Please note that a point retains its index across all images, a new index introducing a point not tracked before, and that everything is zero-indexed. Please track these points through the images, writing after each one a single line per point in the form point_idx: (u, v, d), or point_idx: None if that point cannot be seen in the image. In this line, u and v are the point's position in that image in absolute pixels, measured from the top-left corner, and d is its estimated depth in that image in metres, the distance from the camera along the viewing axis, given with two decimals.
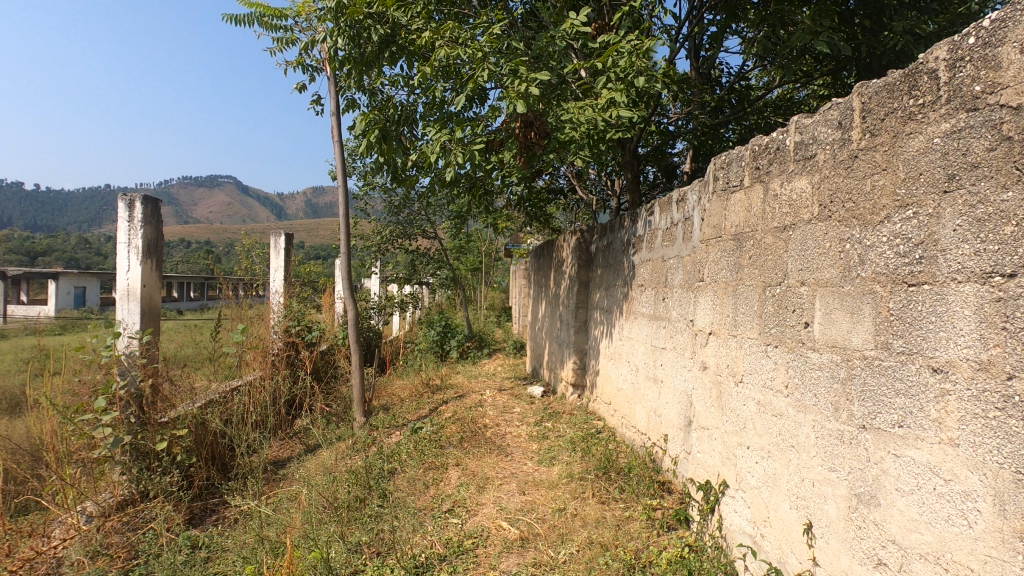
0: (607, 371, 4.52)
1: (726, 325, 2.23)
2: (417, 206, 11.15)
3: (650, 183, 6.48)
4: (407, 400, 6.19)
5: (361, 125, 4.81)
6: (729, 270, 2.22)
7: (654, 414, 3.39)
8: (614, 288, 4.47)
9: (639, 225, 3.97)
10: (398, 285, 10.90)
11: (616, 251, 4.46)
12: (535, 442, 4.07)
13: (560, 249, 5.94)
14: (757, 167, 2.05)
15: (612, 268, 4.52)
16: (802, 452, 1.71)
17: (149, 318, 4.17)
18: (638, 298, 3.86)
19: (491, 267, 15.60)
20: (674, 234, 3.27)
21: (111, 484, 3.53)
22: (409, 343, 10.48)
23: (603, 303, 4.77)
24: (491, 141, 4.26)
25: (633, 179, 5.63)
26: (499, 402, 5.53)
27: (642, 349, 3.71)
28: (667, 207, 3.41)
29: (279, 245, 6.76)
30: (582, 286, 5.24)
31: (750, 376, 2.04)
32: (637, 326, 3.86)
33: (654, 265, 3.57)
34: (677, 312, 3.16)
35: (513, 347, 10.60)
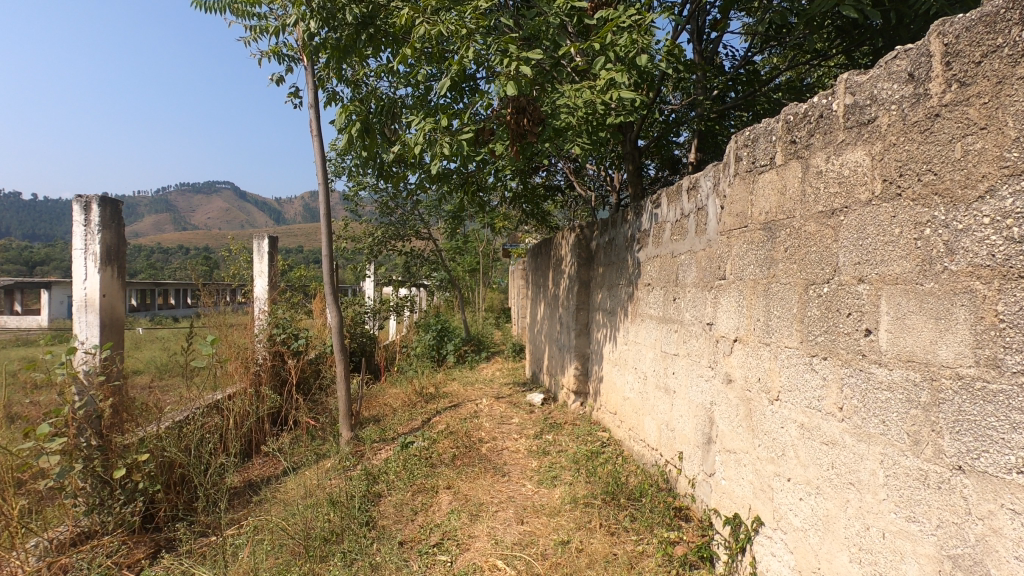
0: (612, 378, 4.17)
1: (755, 331, 1.88)
2: (410, 206, 10.80)
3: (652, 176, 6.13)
4: (400, 410, 5.84)
5: (341, 117, 4.45)
6: (758, 266, 1.87)
7: (666, 428, 3.04)
8: (617, 288, 4.11)
9: (644, 218, 3.62)
10: (392, 288, 10.55)
11: (619, 248, 4.10)
12: (534, 459, 3.71)
13: (558, 247, 5.59)
14: (792, 141, 1.70)
15: (615, 267, 4.17)
16: (865, 493, 1.36)
17: (111, 330, 3.82)
18: (644, 299, 3.51)
19: (490, 268, 15.23)
20: (686, 227, 2.92)
21: (65, 518, 3.18)
22: (405, 348, 10.12)
23: (606, 304, 4.42)
24: (481, 130, 3.90)
25: (636, 171, 5.29)
26: (496, 412, 5.18)
27: (651, 355, 3.36)
28: (677, 199, 3.06)
29: (262, 250, 6.36)
30: (582, 286, 4.89)
31: (789, 392, 1.69)
32: (644, 329, 3.51)
33: (663, 263, 3.22)
34: (690, 315, 2.81)
35: (512, 350, 10.25)
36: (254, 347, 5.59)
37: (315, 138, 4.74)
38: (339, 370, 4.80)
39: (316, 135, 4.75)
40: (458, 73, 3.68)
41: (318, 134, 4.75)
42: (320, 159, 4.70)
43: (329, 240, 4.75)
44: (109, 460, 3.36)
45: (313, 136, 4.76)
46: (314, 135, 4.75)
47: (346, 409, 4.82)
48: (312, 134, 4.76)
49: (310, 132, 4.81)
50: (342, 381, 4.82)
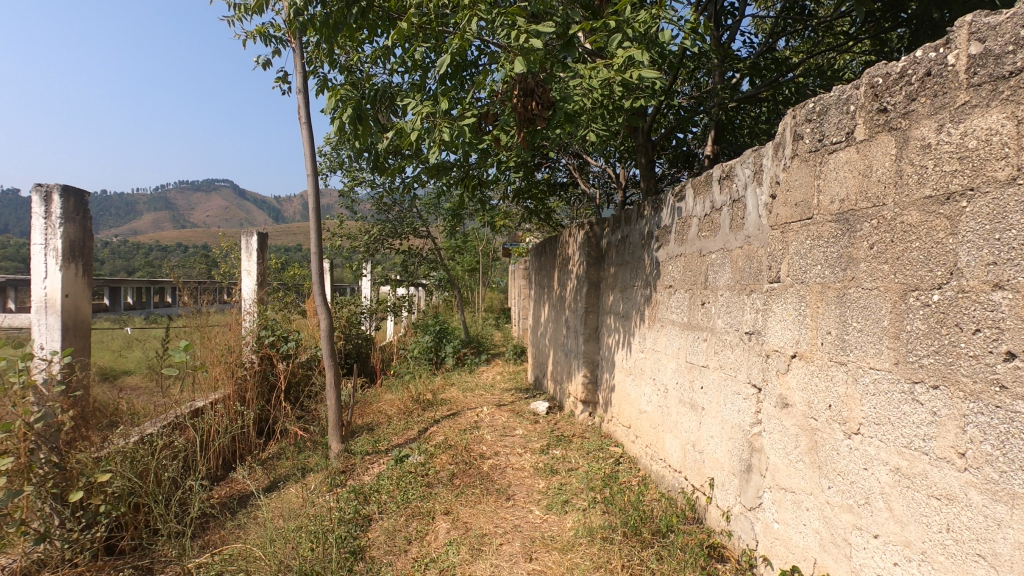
0: (626, 389, 3.82)
1: (824, 347, 1.53)
2: (408, 203, 10.44)
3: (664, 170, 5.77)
4: (395, 419, 5.49)
5: (331, 101, 4.08)
6: (828, 267, 1.53)
7: (692, 449, 2.70)
8: (632, 290, 3.76)
9: (664, 213, 3.27)
10: (389, 287, 10.21)
11: (634, 246, 3.75)
12: (541, 479, 3.36)
13: (564, 246, 5.24)
14: (879, 111, 1.36)
15: (629, 267, 3.82)
16: (1006, 572, 1.02)
17: (75, 334, 3.46)
18: (665, 303, 3.16)
19: (489, 268, 14.86)
20: (718, 223, 2.57)
21: (16, 545, 2.82)
22: (402, 350, 9.76)
23: (618, 307, 4.07)
24: (484, 116, 3.54)
25: (649, 164, 4.94)
26: (497, 422, 4.83)
27: (673, 366, 3.01)
28: (707, 191, 2.72)
29: (250, 246, 6.02)
30: (591, 287, 4.54)
31: (875, 426, 1.34)
32: (664, 335, 3.16)
33: (688, 263, 2.88)
34: (723, 322, 2.47)
35: (514, 352, 9.89)
36: (239, 351, 5.24)
37: (304, 125, 4.35)
38: (328, 377, 4.44)
39: (304, 121, 4.36)
40: (459, 50, 3.32)
41: (307, 120, 4.36)
42: (309, 148, 4.31)
43: (317, 236, 4.37)
44: (68, 480, 3.00)
45: (301, 123, 4.37)
46: (303, 121, 4.37)
47: (336, 419, 4.47)
48: (300, 121, 4.38)
49: (298, 118, 4.43)
50: (332, 389, 4.46)
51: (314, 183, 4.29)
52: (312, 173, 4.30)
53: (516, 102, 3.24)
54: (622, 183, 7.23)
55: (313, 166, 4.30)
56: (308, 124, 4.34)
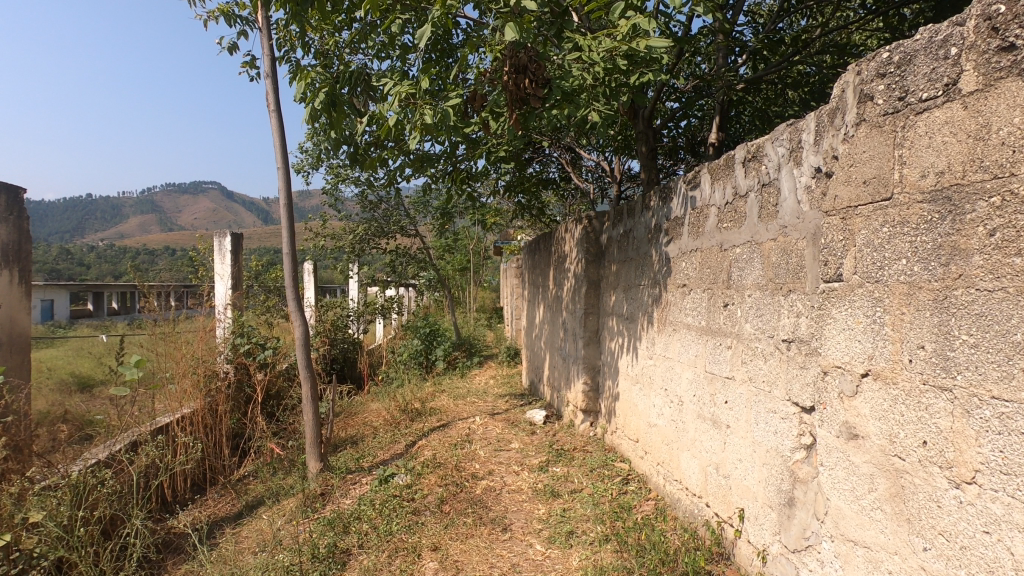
0: (632, 398, 3.47)
1: (915, 365, 1.18)
2: (395, 200, 10.05)
3: (667, 162, 5.41)
4: (382, 431, 5.12)
5: (301, 85, 3.69)
6: (919, 261, 1.17)
7: (715, 472, 2.35)
8: (637, 290, 3.41)
9: (674, 203, 2.92)
10: (377, 288, 9.83)
11: (639, 241, 3.39)
12: (541, 504, 3.00)
13: (560, 242, 4.88)
14: (1001, 49, 1.01)
15: (634, 264, 3.46)
16: None
17: (10, 349, 3.06)
18: (678, 305, 2.81)
19: (480, 267, 14.48)
20: (744, 212, 2.22)
21: None
22: (391, 354, 9.36)
23: (622, 308, 3.72)
24: (471, 97, 3.16)
25: (651, 153, 4.59)
26: (491, 433, 4.47)
27: (689, 376, 2.66)
28: (729, 177, 2.36)
29: (224, 248, 5.62)
30: (591, 286, 4.19)
31: (1002, 476, 0.99)
32: (678, 340, 2.81)
33: (706, 260, 2.52)
34: (754, 327, 2.12)
35: (507, 354, 9.53)
36: (211, 361, 4.84)
37: (273, 113, 3.95)
38: (305, 389, 4.05)
39: (273, 109, 3.96)
40: (441, 21, 2.94)
41: (277, 107, 3.96)
42: (280, 138, 3.91)
43: (290, 235, 3.97)
44: None
45: (270, 110, 3.97)
46: (272, 109, 3.97)
47: (315, 434, 4.08)
48: (269, 109, 3.98)
49: (266, 105, 4.04)
50: (308, 402, 4.07)
51: (284, 175, 3.89)
52: (282, 164, 3.90)
53: (507, 80, 2.87)
54: (618, 177, 7.14)
55: (284, 157, 3.90)
56: (278, 111, 3.94)
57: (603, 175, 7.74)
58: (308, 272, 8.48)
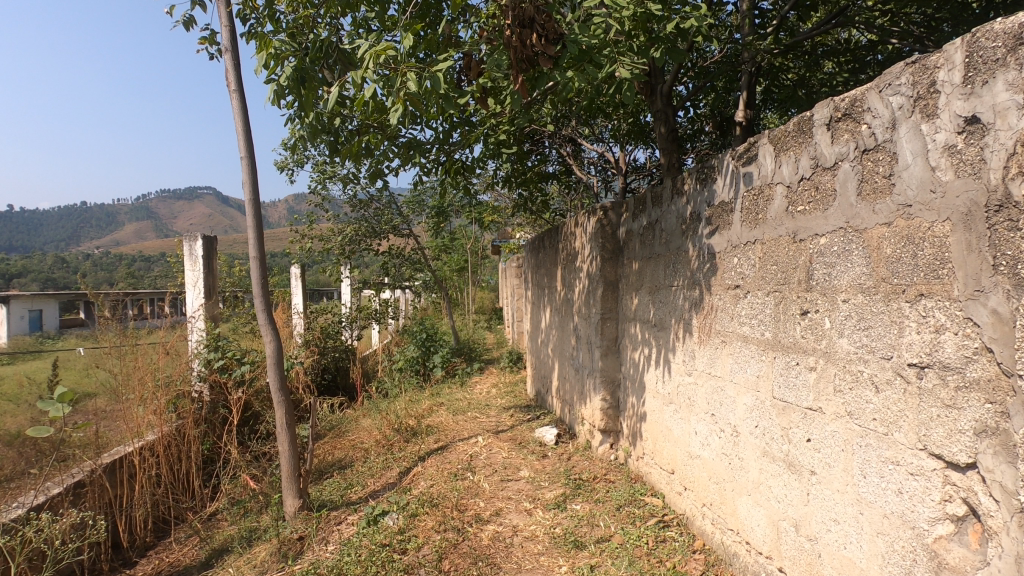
0: (664, 420, 2.93)
1: None
2: (386, 199, 9.51)
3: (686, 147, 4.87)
4: (373, 454, 4.57)
5: (263, 56, 3.11)
6: None
7: (793, 531, 1.82)
8: (668, 291, 2.86)
9: (719, 185, 2.37)
10: (370, 292, 9.29)
11: (670, 234, 2.84)
12: (562, 560, 2.47)
13: (569, 238, 4.32)
14: None
15: (664, 262, 2.91)
16: None
17: None
18: (728, 311, 2.26)
19: (478, 267, 13.92)
20: (833, 189, 1.67)
21: None
22: (385, 362, 8.81)
23: (647, 313, 3.17)
24: (465, 64, 2.61)
25: (671, 134, 4.04)
26: (496, 458, 3.92)
27: (748, 401, 2.11)
28: (802, 146, 1.82)
29: (195, 252, 5.06)
30: (608, 287, 3.63)
31: None
32: (729, 355, 2.26)
33: (770, 254, 1.98)
34: (854, 344, 1.57)
35: (509, 359, 8.98)
36: (177, 381, 4.30)
37: (234, 93, 3.39)
38: (278, 415, 3.45)
39: (235, 88, 3.40)
40: None
41: (239, 87, 3.40)
42: (242, 122, 3.35)
43: (256, 234, 3.39)
44: None
45: (231, 90, 3.41)
46: (233, 88, 3.40)
47: (292, 467, 3.49)
48: (230, 88, 3.42)
49: (227, 85, 3.47)
50: (282, 430, 3.48)
51: (249, 164, 3.33)
52: (246, 152, 3.33)
53: (510, 36, 2.32)
54: (622, 168, 6.66)
55: (247, 144, 3.33)
56: (240, 91, 3.37)
57: (607, 169, 7.22)
58: (295, 277, 7.94)
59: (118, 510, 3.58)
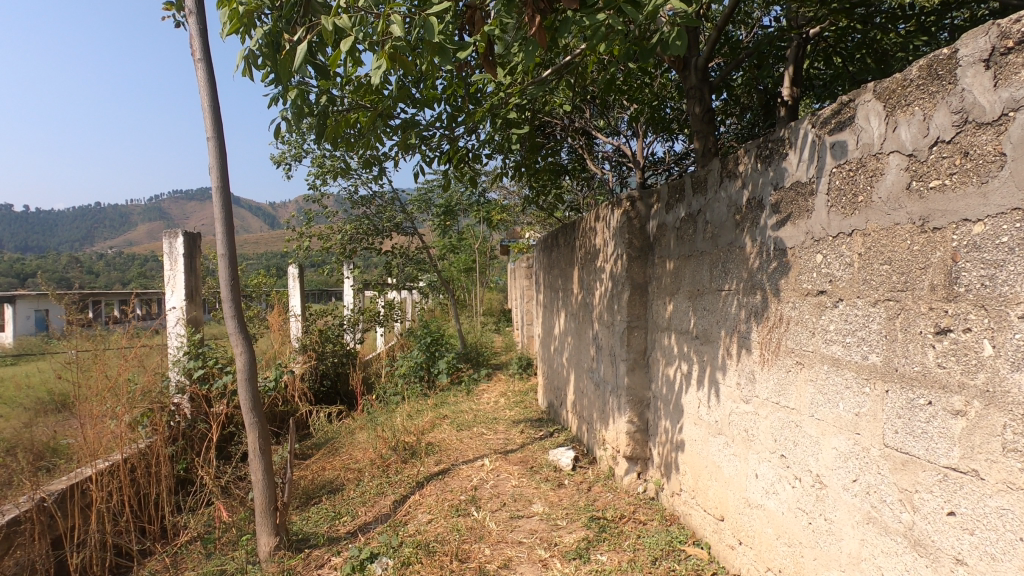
0: (709, 453, 2.41)
1: None
2: (389, 195, 9.03)
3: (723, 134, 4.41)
4: (367, 476, 4.08)
5: (228, 16, 2.62)
6: None
7: None
8: (716, 297, 2.34)
9: (791, 163, 1.86)
10: (373, 294, 8.83)
11: (718, 227, 2.32)
12: None
13: (588, 234, 3.82)
14: None
15: (709, 261, 2.40)
16: None
17: None
18: (807, 325, 1.74)
19: (487, 267, 13.43)
20: (999, 153, 1.14)
21: None
22: (388, 368, 8.35)
23: (686, 321, 2.65)
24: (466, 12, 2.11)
25: (708, 114, 3.51)
26: (504, 487, 3.42)
27: (840, 446, 1.59)
28: (936, 96, 1.29)
29: (175, 250, 4.60)
30: (635, 291, 3.11)
31: None
32: (808, 382, 1.74)
33: (879, 248, 1.46)
34: None
35: (519, 366, 8.48)
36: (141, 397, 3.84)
37: (199, 63, 2.91)
38: (249, 440, 2.94)
39: (199, 58, 2.91)
40: None
41: (204, 56, 2.92)
42: (209, 98, 2.89)
43: (225, 227, 2.90)
44: None
45: (195, 60, 2.92)
46: (198, 58, 2.91)
47: (266, 500, 2.98)
48: (194, 58, 2.93)
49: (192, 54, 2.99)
50: (254, 457, 2.96)
51: (217, 147, 2.91)
52: (214, 133, 2.91)
53: None
54: (640, 162, 6.17)
55: (216, 124, 2.92)
56: (206, 61, 2.89)
57: (623, 163, 6.70)
58: (293, 278, 7.50)
59: (70, 547, 3.12)
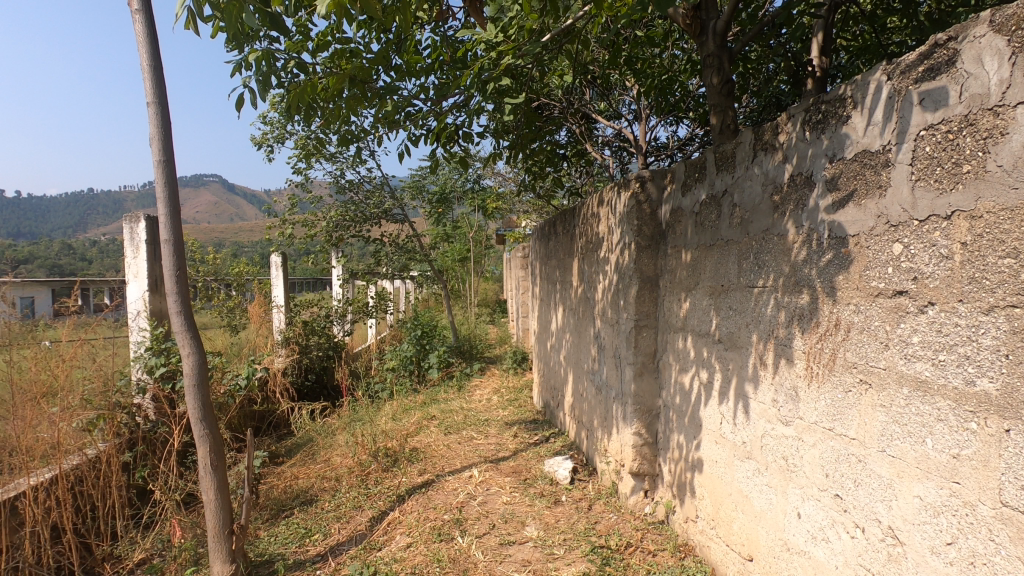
0: (734, 478, 2.05)
1: None
2: (378, 180, 8.57)
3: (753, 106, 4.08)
4: (344, 486, 3.71)
5: None
6: None
7: None
8: (747, 295, 1.96)
9: (853, 130, 1.47)
10: (361, 284, 8.40)
11: (751, 212, 1.94)
12: None
13: (590, 221, 3.42)
14: None
15: (738, 253, 2.01)
16: None
17: None
18: (878, 335, 1.36)
19: (482, 257, 13.01)
20: None
21: None
22: (376, 361, 7.95)
23: (705, 322, 2.27)
24: None
25: (727, 86, 3.10)
26: (494, 505, 3.05)
27: (929, 497, 1.21)
28: None
29: (136, 237, 4.19)
30: (645, 286, 2.73)
31: None
32: (879, 408, 1.35)
33: (997, 237, 1.07)
34: None
35: (513, 360, 8.10)
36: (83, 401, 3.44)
37: (137, 15, 2.47)
38: (199, 455, 2.55)
39: (138, 9, 2.47)
40: None
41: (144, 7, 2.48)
42: (149, 56, 2.45)
43: (170, 209, 2.49)
44: None
45: (133, 11, 2.48)
46: (136, 9, 2.47)
47: (220, 523, 2.60)
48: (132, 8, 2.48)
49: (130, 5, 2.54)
50: (205, 475, 2.57)
51: (160, 115, 2.49)
52: (156, 99, 2.48)
53: None
54: (643, 147, 5.77)
55: (158, 88, 2.49)
56: (145, 12, 2.46)
57: (624, 148, 6.29)
58: (276, 266, 7.03)
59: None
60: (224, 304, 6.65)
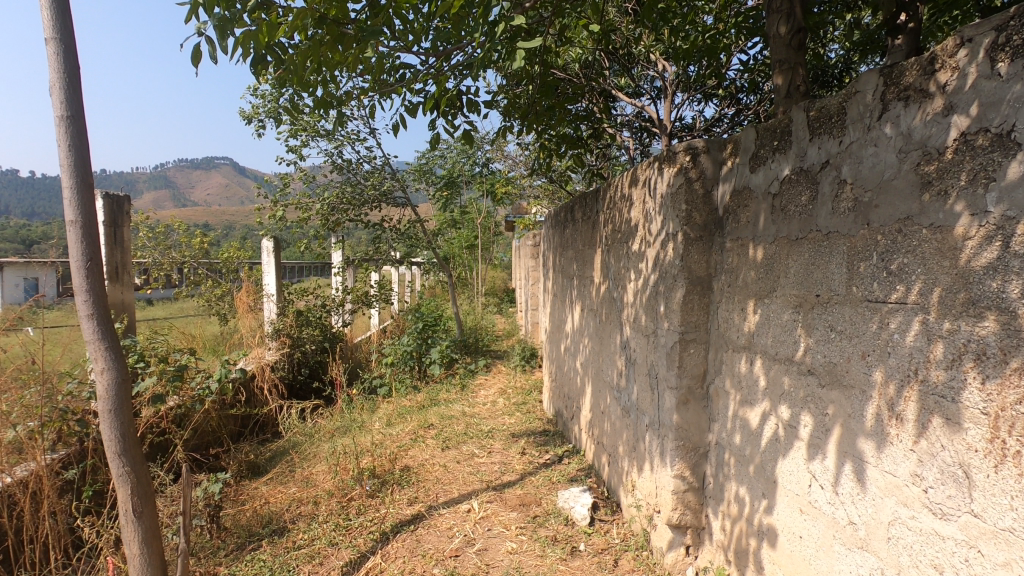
0: (832, 567, 1.46)
1: None
2: (379, 160, 7.94)
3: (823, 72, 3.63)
4: (322, 513, 3.15)
5: None
6: None
7: None
8: (866, 314, 1.35)
9: None
10: (361, 272, 7.85)
11: (878, 194, 1.33)
12: None
13: (619, 204, 2.80)
14: None
15: (851, 252, 1.40)
16: None
17: None
18: None
19: (490, 244, 12.40)
20: None
21: None
22: (375, 355, 7.40)
23: (787, 343, 1.66)
24: None
25: (798, 37, 2.45)
26: (496, 556, 2.50)
27: None
28: None
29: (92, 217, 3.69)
30: (694, 289, 2.11)
31: None
32: None
33: None
34: None
35: (521, 357, 7.53)
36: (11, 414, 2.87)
37: None
38: (118, 499, 1.99)
39: None
40: None
41: None
42: None
43: (78, 181, 1.89)
44: None
45: None
46: None
47: None
48: None
49: None
50: (127, 524, 2.02)
51: (65, 56, 1.87)
52: (58, 34, 1.86)
53: None
54: (667, 127, 5.08)
55: (61, 19, 1.86)
56: None
57: (646, 129, 5.63)
58: (267, 252, 6.38)
59: None
60: (212, 292, 6.11)
